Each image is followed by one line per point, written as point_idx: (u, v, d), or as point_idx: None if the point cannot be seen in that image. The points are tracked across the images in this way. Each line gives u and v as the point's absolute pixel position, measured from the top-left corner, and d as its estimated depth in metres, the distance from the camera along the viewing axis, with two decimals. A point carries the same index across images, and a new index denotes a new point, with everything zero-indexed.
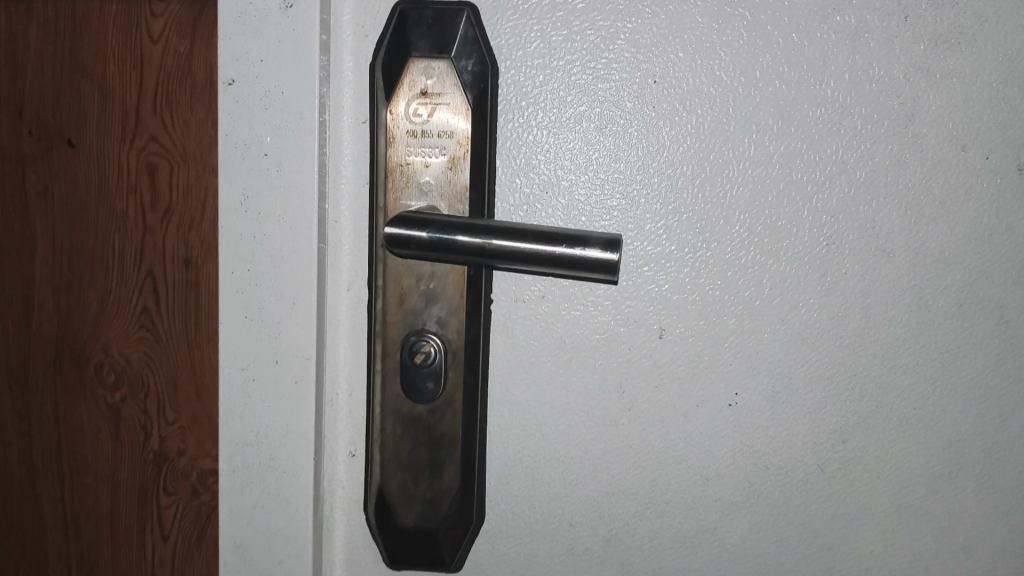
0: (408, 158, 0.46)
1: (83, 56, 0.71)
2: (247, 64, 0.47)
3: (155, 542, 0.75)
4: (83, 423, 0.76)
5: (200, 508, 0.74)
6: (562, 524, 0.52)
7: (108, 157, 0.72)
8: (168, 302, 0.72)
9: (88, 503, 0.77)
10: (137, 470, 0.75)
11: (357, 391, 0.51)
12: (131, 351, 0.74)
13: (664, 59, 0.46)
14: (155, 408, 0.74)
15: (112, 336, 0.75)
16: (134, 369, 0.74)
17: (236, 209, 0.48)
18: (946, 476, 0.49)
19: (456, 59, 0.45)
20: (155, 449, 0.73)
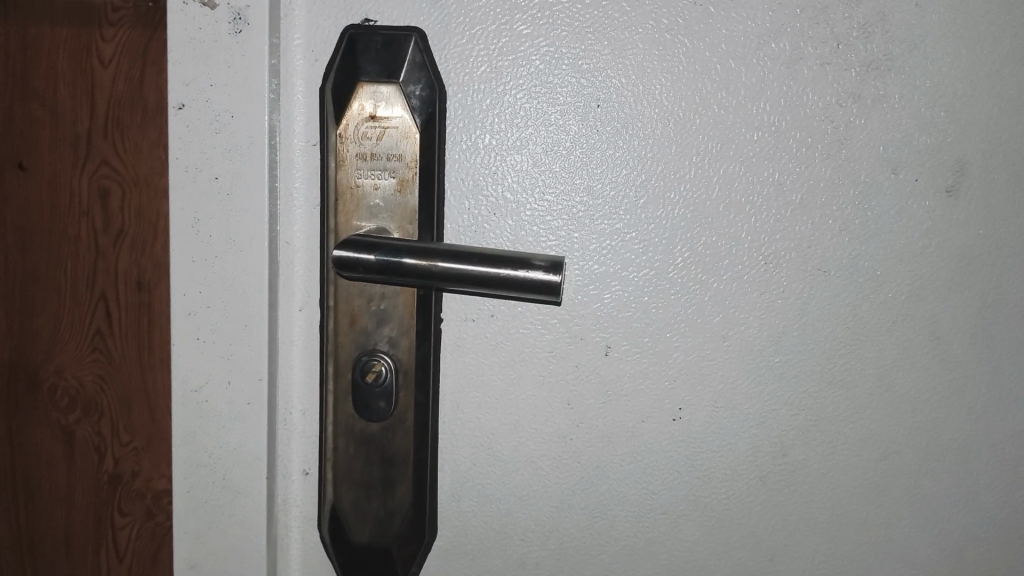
0: (358, 181, 0.47)
1: (31, 79, 0.71)
2: (197, 89, 0.47)
3: (111, 562, 0.77)
4: (36, 443, 0.77)
5: (155, 530, 0.75)
6: (513, 539, 0.53)
7: (58, 181, 0.72)
8: (119, 326, 0.73)
9: (43, 527, 0.78)
10: (91, 488, 0.77)
11: (310, 409, 0.52)
12: (84, 375, 0.75)
13: (607, 84, 0.47)
14: (109, 431, 0.75)
15: (66, 358, 0.75)
16: (89, 393, 0.75)
17: (188, 232, 0.49)
18: (882, 486, 0.50)
19: (404, 84, 0.46)
20: (109, 472, 0.75)
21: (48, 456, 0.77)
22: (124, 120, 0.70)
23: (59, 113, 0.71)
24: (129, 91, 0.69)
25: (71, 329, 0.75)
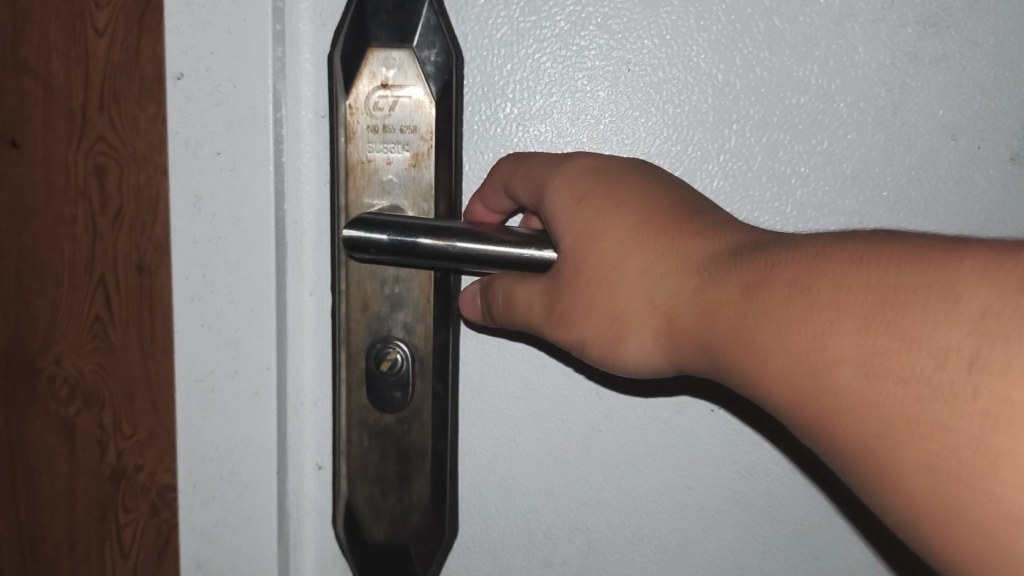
0: (369, 155, 0.45)
1: (27, 52, 0.63)
2: (196, 57, 0.44)
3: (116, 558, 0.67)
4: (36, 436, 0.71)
5: (162, 526, 0.64)
6: (538, 536, 0.50)
7: (54, 159, 0.64)
8: (119, 308, 0.63)
9: (45, 520, 0.72)
10: (94, 486, 0.67)
11: (323, 400, 0.49)
12: (86, 364, 0.66)
13: (639, 46, 0.43)
14: (110, 423, 0.64)
15: (68, 344, 0.67)
16: (89, 382, 0.66)
17: (188, 211, 0.45)
18: None
19: (417, 50, 0.44)
20: (112, 465, 0.65)
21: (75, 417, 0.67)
22: (120, 92, 0.59)
23: (53, 87, 0.63)
24: (126, 60, 0.58)
25: (71, 314, 0.67)
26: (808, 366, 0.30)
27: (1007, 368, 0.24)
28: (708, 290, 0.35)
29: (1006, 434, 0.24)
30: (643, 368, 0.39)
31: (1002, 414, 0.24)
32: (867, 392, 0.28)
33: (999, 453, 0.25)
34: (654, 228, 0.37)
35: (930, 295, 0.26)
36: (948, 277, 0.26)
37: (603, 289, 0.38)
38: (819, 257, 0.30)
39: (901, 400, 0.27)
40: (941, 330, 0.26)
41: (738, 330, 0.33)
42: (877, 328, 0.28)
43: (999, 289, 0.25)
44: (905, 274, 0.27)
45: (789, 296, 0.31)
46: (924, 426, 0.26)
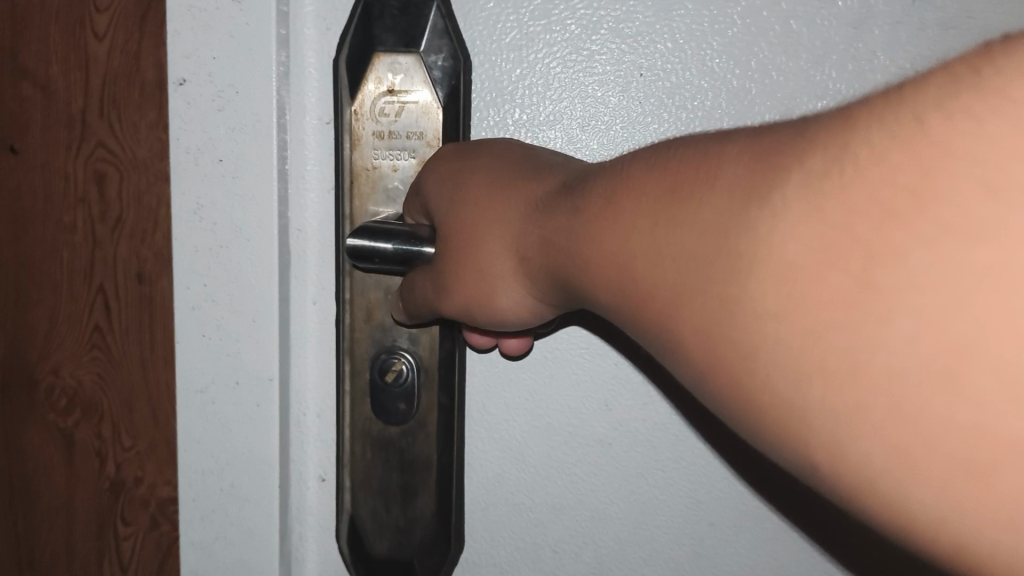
0: (375, 162, 0.44)
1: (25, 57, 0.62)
2: (198, 62, 0.43)
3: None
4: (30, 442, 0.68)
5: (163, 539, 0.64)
6: (545, 552, 0.48)
7: (52, 166, 0.63)
8: (120, 318, 0.63)
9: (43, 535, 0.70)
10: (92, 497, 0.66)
11: (326, 412, 0.48)
12: (83, 373, 0.65)
13: (652, 50, 0.42)
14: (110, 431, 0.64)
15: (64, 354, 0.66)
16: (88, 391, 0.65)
17: (189, 218, 0.44)
18: None
19: (424, 54, 0.43)
20: (111, 475, 0.64)
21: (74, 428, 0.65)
22: (119, 97, 0.59)
23: (52, 91, 0.61)
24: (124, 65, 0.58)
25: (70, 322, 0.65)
26: (618, 276, 0.26)
27: (743, 234, 0.20)
28: (545, 224, 0.31)
29: (742, 307, 0.20)
30: (520, 314, 0.35)
31: (777, 274, 0.19)
32: (652, 286, 0.24)
33: (739, 327, 0.20)
34: (512, 174, 0.36)
35: (697, 181, 0.23)
36: (715, 162, 0.22)
37: (468, 239, 0.35)
38: (624, 176, 0.27)
39: (698, 297, 0.22)
40: (701, 212, 0.22)
41: (574, 259, 0.29)
42: (656, 221, 0.24)
43: (751, 163, 0.21)
44: (683, 170, 0.24)
45: (599, 217, 0.27)
46: (684, 313, 0.22)
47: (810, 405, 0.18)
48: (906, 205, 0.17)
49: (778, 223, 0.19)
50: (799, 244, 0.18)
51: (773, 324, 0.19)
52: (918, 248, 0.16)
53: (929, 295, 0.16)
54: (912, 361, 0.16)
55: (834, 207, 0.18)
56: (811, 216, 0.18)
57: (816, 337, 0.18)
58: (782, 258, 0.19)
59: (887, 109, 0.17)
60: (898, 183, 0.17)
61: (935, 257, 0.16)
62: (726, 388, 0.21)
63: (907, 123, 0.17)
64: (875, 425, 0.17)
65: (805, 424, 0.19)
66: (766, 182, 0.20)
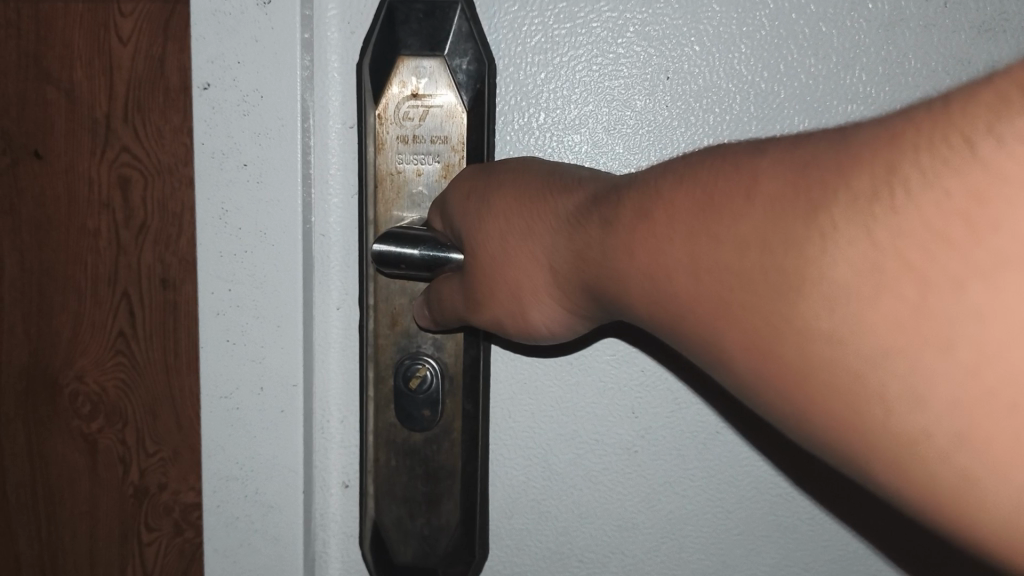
0: (399, 166, 0.44)
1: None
2: (223, 67, 0.42)
3: None
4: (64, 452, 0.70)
5: None
6: (570, 560, 0.48)
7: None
8: None
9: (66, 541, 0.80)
10: None
11: (350, 418, 0.47)
12: None
13: (678, 53, 0.42)
14: None
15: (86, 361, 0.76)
16: None
17: (214, 223, 0.44)
18: None
19: (449, 57, 0.42)
20: None
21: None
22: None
23: None
24: None
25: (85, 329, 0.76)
26: (653, 292, 0.25)
27: (791, 255, 0.20)
28: (576, 236, 0.31)
29: (795, 328, 0.20)
30: (555, 327, 0.35)
31: (829, 295, 0.19)
32: (691, 302, 0.23)
33: (794, 346, 0.20)
34: (530, 195, 0.35)
35: (731, 197, 0.22)
36: (750, 176, 0.22)
37: (494, 260, 0.35)
38: (653, 186, 0.26)
39: (743, 313, 0.21)
40: (738, 229, 0.21)
41: (606, 273, 0.28)
42: (690, 237, 0.23)
43: (791, 179, 0.20)
44: (714, 182, 0.23)
45: (630, 230, 0.26)
46: (732, 332, 0.22)
47: (874, 426, 0.19)
48: (959, 234, 0.16)
49: (829, 246, 0.19)
50: (853, 271, 0.18)
51: (832, 348, 0.19)
52: (977, 280, 0.16)
53: (987, 323, 0.16)
54: (976, 389, 0.16)
55: (887, 234, 0.18)
56: (863, 241, 0.18)
57: (877, 366, 0.18)
58: (835, 282, 0.18)
59: (931, 130, 0.17)
60: (951, 212, 0.16)
61: (993, 286, 0.16)
62: (783, 405, 0.21)
63: (954, 147, 0.17)
64: (940, 450, 0.17)
65: (869, 443, 0.19)
66: (809, 201, 0.19)
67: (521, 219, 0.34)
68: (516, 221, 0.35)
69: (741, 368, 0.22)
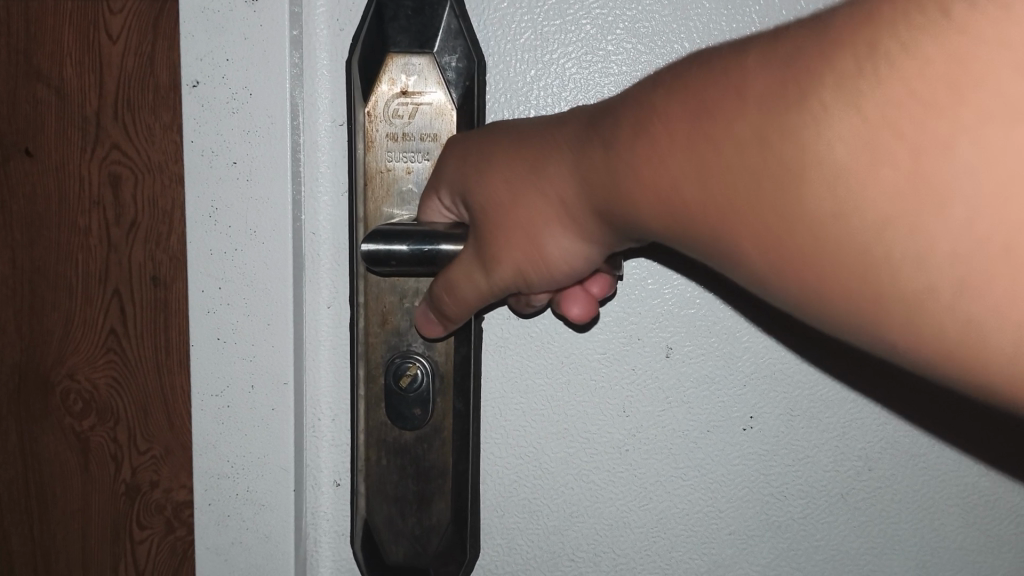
0: (389, 164, 0.44)
1: (39, 59, 0.66)
2: (212, 64, 0.42)
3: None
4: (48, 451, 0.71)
5: (176, 545, 0.68)
6: (562, 560, 0.48)
7: (66, 168, 0.66)
8: (135, 325, 0.67)
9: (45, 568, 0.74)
10: (107, 502, 0.70)
11: (341, 416, 0.47)
12: (98, 376, 0.69)
13: (667, 50, 0.42)
14: (126, 437, 0.68)
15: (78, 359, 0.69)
16: (103, 396, 0.69)
17: (203, 222, 0.44)
18: (972, 500, 0.46)
19: (438, 55, 0.42)
20: (127, 482, 0.69)
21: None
22: (134, 101, 0.64)
23: (66, 93, 0.65)
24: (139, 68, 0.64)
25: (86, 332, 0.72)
26: (652, 201, 0.26)
27: (791, 141, 0.22)
28: (575, 165, 0.31)
29: (802, 205, 0.22)
30: (578, 263, 0.34)
31: (833, 173, 0.21)
32: (693, 202, 0.25)
33: (803, 225, 0.22)
34: (528, 135, 0.35)
35: (720, 97, 0.24)
36: (731, 76, 0.23)
37: (505, 205, 0.34)
38: (635, 103, 0.27)
39: (747, 202, 0.23)
40: (732, 125, 0.23)
41: (601, 197, 0.30)
42: (682, 138, 0.25)
43: (778, 72, 0.22)
44: (699, 83, 0.25)
45: (625, 149, 0.27)
46: (739, 221, 0.24)
47: (885, 281, 0.21)
48: (946, 97, 0.19)
49: (824, 128, 0.21)
50: (852, 148, 0.20)
51: (839, 216, 0.21)
52: (966, 139, 0.19)
53: (980, 172, 0.19)
54: (972, 240, 0.19)
55: (877, 106, 0.20)
56: (856, 119, 0.20)
57: (884, 230, 0.20)
58: (836, 157, 0.21)
59: (902, 8, 0.19)
60: (934, 78, 0.19)
61: (981, 137, 0.19)
62: (797, 277, 0.23)
63: (933, 21, 0.19)
64: (949, 291, 0.20)
65: (882, 301, 0.21)
66: (799, 90, 0.21)
67: (520, 169, 0.34)
68: (517, 167, 0.34)
69: (748, 254, 0.24)
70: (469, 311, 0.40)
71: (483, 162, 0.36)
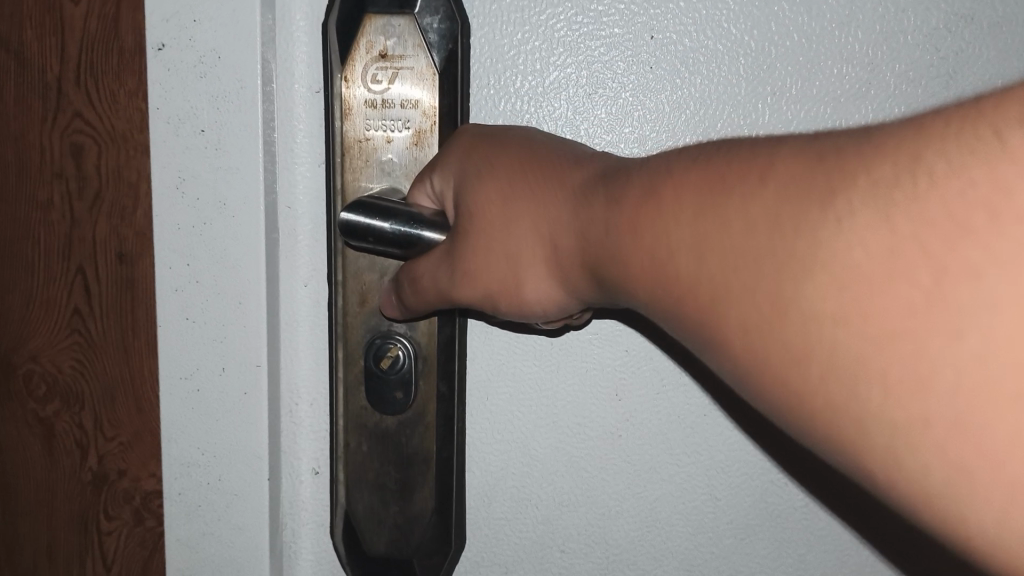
0: (367, 133, 0.41)
1: None
2: (178, 26, 0.39)
3: None
4: None
5: None
6: (551, 551, 0.45)
7: None
8: None
9: None
10: None
11: (320, 401, 0.45)
12: None
13: (662, 10, 0.40)
14: None
15: None
16: None
17: (171, 194, 0.41)
18: None
19: (419, 16, 0.40)
20: None
21: (24, 455, 0.51)
22: None
23: None
24: None
25: None
26: (653, 270, 0.24)
27: (805, 235, 0.19)
28: (579, 209, 0.29)
29: (798, 308, 0.19)
30: (551, 309, 0.32)
31: (842, 274, 0.18)
32: (692, 283, 0.22)
33: (795, 327, 0.19)
34: (538, 165, 0.32)
35: (747, 181, 0.21)
36: (767, 162, 0.21)
37: (484, 227, 0.32)
38: (664, 169, 0.25)
39: (742, 290, 0.21)
40: (750, 211, 0.21)
41: (598, 253, 0.27)
42: (698, 217, 0.22)
43: (811, 165, 0.20)
44: (732, 163, 0.22)
45: (639, 209, 0.25)
46: (728, 311, 0.21)
47: (865, 411, 0.18)
48: (979, 223, 0.16)
49: (843, 229, 0.18)
50: (868, 251, 0.18)
51: (834, 328, 0.18)
52: (990, 265, 0.16)
53: (998, 313, 0.16)
54: (976, 377, 0.16)
55: (905, 217, 0.17)
56: (880, 224, 0.17)
57: (883, 346, 0.17)
58: (848, 263, 0.18)
59: (959, 125, 0.17)
60: (970, 199, 0.16)
61: (1009, 275, 0.16)
62: (778, 388, 0.20)
63: (982, 138, 0.16)
64: (935, 444, 0.17)
65: (864, 429, 0.18)
66: (828, 183, 0.19)
67: (520, 195, 0.31)
68: (519, 193, 0.31)
69: (731, 347, 0.21)
70: (428, 305, 0.37)
71: (481, 172, 0.34)
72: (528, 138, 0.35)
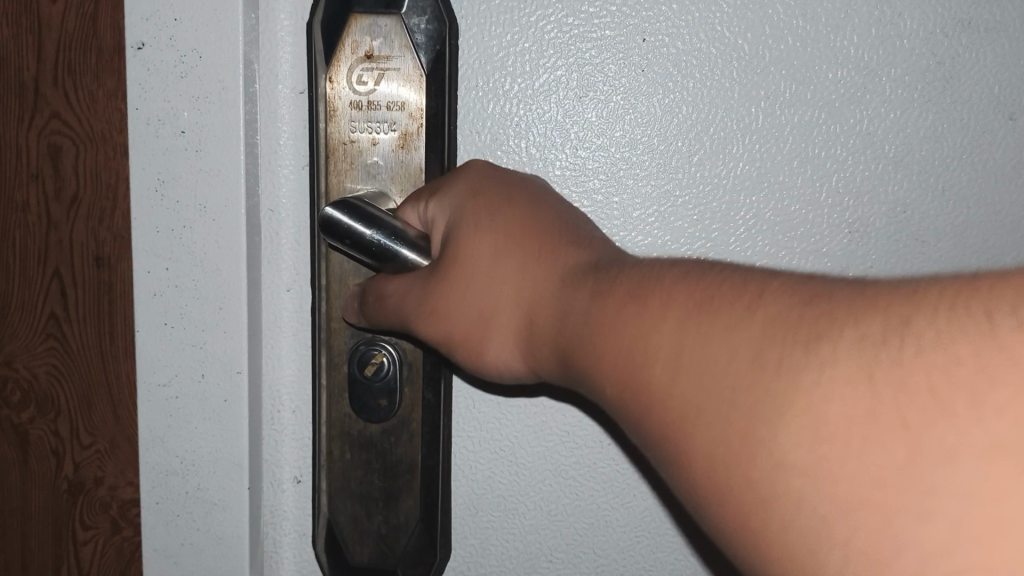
0: (352, 135, 0.40)
1: None
2: (158, 25, 0.39)
3: None
4: None
5: None
6: (538, 560, 0.45)
7: None
8: None
9: None
10: None
11: (303, 408, 0.44)
12: None
13: (655, 12, 0.39)
14: None
15: None
16: None
17: (149, 196, 0.40)
18: None
19: (406, 16, 0.39)
20: None
21: None
22: None
23: None
24: None
25: None
26: (618, 379, 0.23)
27: (782, 380, 0.18)
28: (561, 289, 0.28)
29: (765, 453, 0.18)
30: (509, 375, 0.32)
31: (818, 425, 0.17)
32: (656, 401, 0.22)
33: (759, 470, 0.18)
34: (533, 226, 0.31)
35: (725, 308, 0.21)
36: (752, 293, 0.21)
37: (461, 273, 0.31)
38: (643, 274, 0.25)
39: (709, 422, 0.20)
40: (724, 342, 0.20)
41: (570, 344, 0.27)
42: (671, 335, 0.22)
43: (794, 308, 0.19)
44: (712, 284, 0.22)
45: (618, 308, 0.24)
46: (692, 439, 0.20)
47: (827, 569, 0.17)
48: (961, 406, 0.16)
49: (825, 380, 0.18)
50: (847, 411, 0.17)
51: (802, 482, 0.18)
52: (969, 453, 0.15)
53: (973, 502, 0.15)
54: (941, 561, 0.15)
55: (887, 383, 0.17)
56: (862, 384, 0.17)
57: (852, 507, 0.17)
58: (822, 418, 0.17)
59: (951, 297, 0.16)
60: (954, 380, 0.16)
61: (990, 467, 0.15)
62: (734, 519, 0.19)
63: (973, 317, 0.16)
64: None
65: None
66: (809, 331, 0.18)
67: (512, 250, 0.30)
68: (512, 245, 0.30)
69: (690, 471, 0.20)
70: (389, 321, 0.36)
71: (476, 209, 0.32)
72: (533, 188, 0.33)
